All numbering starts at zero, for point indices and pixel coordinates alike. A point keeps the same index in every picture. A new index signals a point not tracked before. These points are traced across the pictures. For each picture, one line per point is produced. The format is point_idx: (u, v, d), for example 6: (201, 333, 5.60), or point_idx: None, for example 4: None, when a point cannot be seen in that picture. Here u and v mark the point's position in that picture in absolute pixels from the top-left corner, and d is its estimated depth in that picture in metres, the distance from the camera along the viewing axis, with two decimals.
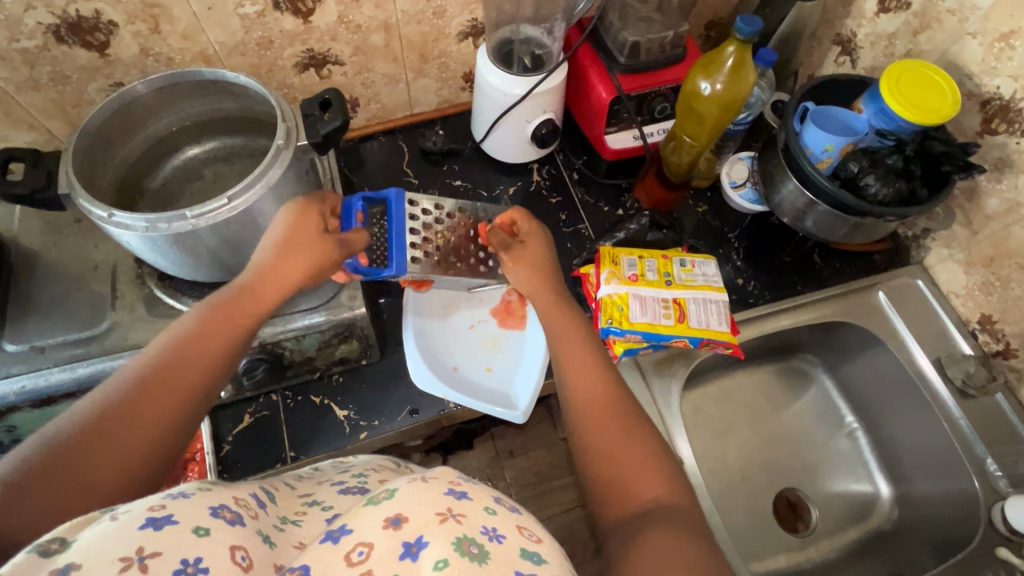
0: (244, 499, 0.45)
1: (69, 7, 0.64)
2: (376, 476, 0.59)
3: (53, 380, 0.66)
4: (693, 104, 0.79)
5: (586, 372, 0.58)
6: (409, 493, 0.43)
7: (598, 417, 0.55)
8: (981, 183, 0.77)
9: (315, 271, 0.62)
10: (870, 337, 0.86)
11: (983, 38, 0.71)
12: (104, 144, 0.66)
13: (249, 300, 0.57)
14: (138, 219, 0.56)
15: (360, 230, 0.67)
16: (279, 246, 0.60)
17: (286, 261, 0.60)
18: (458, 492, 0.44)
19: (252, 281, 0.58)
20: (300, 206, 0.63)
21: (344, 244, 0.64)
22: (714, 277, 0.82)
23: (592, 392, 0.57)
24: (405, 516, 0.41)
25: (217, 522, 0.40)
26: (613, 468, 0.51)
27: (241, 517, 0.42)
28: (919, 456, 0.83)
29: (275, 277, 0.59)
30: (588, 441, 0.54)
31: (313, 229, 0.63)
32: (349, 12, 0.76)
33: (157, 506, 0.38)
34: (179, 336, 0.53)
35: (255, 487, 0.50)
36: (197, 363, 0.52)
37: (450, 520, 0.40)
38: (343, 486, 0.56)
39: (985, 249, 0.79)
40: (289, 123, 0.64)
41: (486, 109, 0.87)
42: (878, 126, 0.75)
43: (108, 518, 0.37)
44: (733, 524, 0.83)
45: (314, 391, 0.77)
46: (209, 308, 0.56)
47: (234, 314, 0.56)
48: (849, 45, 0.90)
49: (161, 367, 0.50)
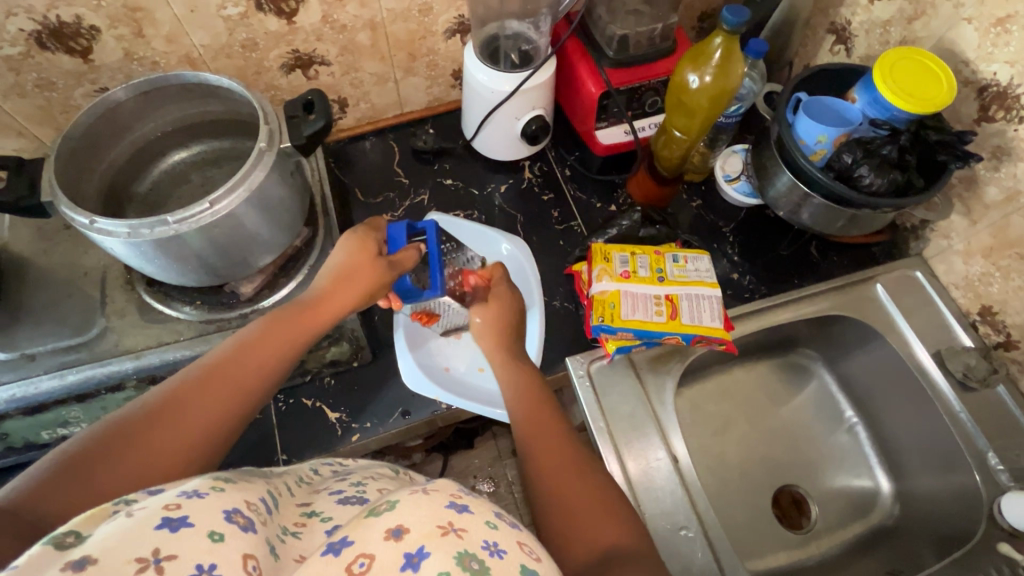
0: (255, 504, 0.45)
1: (49, 13, 0.64)
2: (374, 485, 0.59)
3: (42, 388, 0.66)
4: (683, 97, 0.77)
5: (541, 420, 0.60)
6: (409, 504, 0.43)
7: (556, 459, 0.56)
8: (979, 172, 0.75)
9: (365, 296, 0.62)
10: (869, 331, 0.84)
11: (979, 23, 0.70)
12: (90, 149, 0.66)
13: (305, 316, 0.58)
14: (120, 225, 0.56)
15: (409, 248, 0.65)
16: (339, 272, 0.62)
17: (346, 288, 0.61)
18: (459, 505, 0.43)
19: (309, 301, 0.59)
20: (359, 233, 0.65)
21: (394, 264, 0.63)
22: (707, 272, 0.81)
23: (545, 436, 0.58)
24: (406, 528, 0.40)
25: (231, 527, 0.39)
26: (567, 510, 0.51)
27: (253, 523, 0.41)
28: (920, 451, 0.81)
29: (330, 300, 0.60)
30: (546, 483, 0.54)
31: (369, 251, 0.63)
32: (333, 11, 0.76)
33: (172, 507, 0.38)
34: (235, 345, 0.54)
35: (262, 489, 0.50)
36: (251, 374, 0.52)
37: (451, 533, 0.40)
38: (342, 496, 0.55)
39: (985, 239, 0.78)
40: (272, 125, 0.63)
41: (474, 107, 0.86)
42: (872, 116, 0.74)
43: (123, 514, 0.37)
44: (732, 522, 0.82)
45: (306, 394, 0.77)
46: (268, 320, 0.57)
47: (289, 330, 0.56)
48: (844, 33, 0.88)
49: (216, 372, 0.51)
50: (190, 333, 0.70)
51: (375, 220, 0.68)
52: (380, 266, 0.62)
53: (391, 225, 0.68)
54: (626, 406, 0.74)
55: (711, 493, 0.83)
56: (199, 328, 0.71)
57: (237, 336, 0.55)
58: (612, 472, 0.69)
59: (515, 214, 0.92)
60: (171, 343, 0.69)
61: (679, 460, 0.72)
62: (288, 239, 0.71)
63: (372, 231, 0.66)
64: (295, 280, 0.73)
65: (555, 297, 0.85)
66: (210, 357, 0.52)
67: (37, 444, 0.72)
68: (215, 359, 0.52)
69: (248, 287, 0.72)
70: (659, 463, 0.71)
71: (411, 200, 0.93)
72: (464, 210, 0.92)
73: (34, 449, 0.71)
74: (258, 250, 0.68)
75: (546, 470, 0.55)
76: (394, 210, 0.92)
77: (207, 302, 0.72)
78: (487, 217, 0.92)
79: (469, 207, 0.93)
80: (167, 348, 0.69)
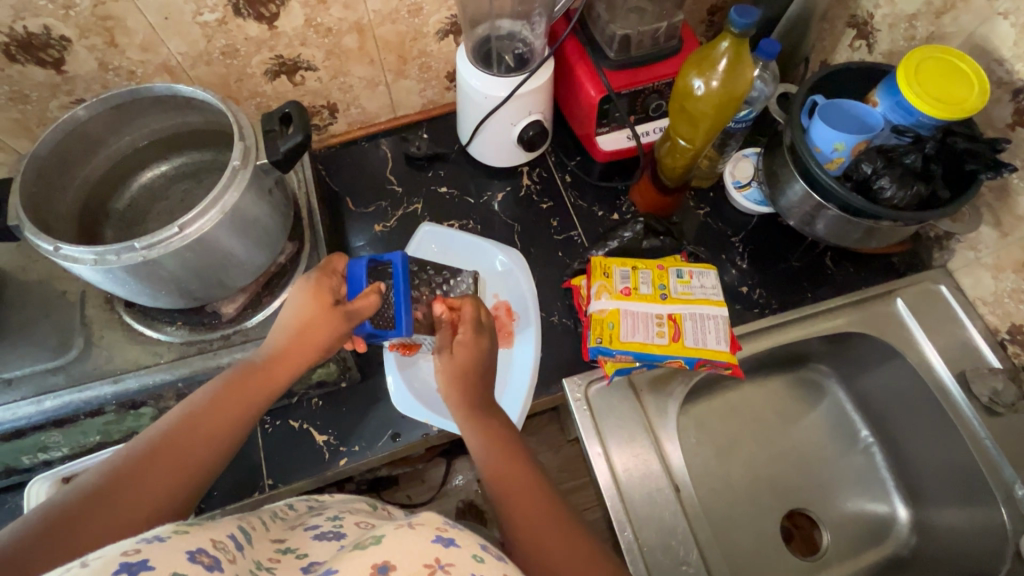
0: (222, 541, 0.41)
1: (16, 24, 0.61)
2: (352, 518, 0.54)
3: (19, 414, 0.64)
4: (686, 104, 0.73)
5: (507, 451, 0.56)
6: (397, 539, 0.40)
7: (536, 496, 0.53)
8: (1012, 182, 0.69)
9: (326, 348, 0.58)
10: (888, 349, 0.79)
11: (1016, 19, 0.63)
12: (60, 167, 0.63)
13: (258, 376, 0.55)
14: (85, 251, 0.53)
15: (369, 293, 0.60)
16: (294, 329, 0.58)
17: (301, 344, 0.57)
18: (445, 538, 0.41)
19: (262, 361, 0.56)
20: (314, 283, 0.60)
21: (352, 316, 0.59)
22: (714, 288, 0.77)
23: (505, 471, 0.54)
24: (393, 564, 0.38)
25: (195, 568, 0.36)
26: (541, 543, 0.49)
27: (220, 561, 0.38)
28: (941, 477, 0.76)
29: (286, 359, 0.57)
30: (531, 523, 0.51)
31: (324, 300, 0.59)
32: (317, 14, 0.72)
33: (131, 550, 0.35)
34: (184, 415, 0.50)
35: (233, 525, 0.46)
36: (201, 445, 0.49)
37: (438, 572, 0.37)
38: (318, 531, 0.51)
39: (1016, 253, 0.72)
40: (248, 140, 0.60)
41: (469, 112, 0.82)
42: (895, 121, 0.69)
43: (77, 565, 0.33)
44: (739, 552, 0.77)
45: (294, 415, 0.74)
46: (220, 385, 0.54)
47: (242, 394, 0.54)
48: (865, 28, 0.81)
49: (165, 444, 0.48)
50: (170, 355, 0.68)
51: (334, 260, 0.64)
52: (337, 317, 0.58)
53: (351, 263, 0.63)
54: (626, 429, 0.71)
55: (717, 520, 0.78)
56: (181, 351, 0.68)
57: (184, 405, 0.52)
58: (605, 496, 0.66)
59: (512, 223, 0.88)
60: (151, 367, 0.67)
61: (679, 487, 0.68)
62: (269, 257, 0.68)
63: (330, 275, 0.62)
64: (281, 299, 0.70)
65: (552, 313, 0.81)
66: (155, 432, 0.49)
67: (18, 469, 0.69)
68: (161, 433, 0.49)
69: (230, 307, 0.69)
70: (661, 493, 0.67)
71: (403, 209, 0.89)
72: (460, 219, 0.89)
73: (16, 473, 0.69)
74: (238, 271, 0.65)
75: (533, 505, 0.52)
76: (386, 219, 0.88)
77: (189, 322, 0.69)
78: (484, 226, 0.88)
79: (464, 216, 0.89)
80: (146, 371, 0.67)
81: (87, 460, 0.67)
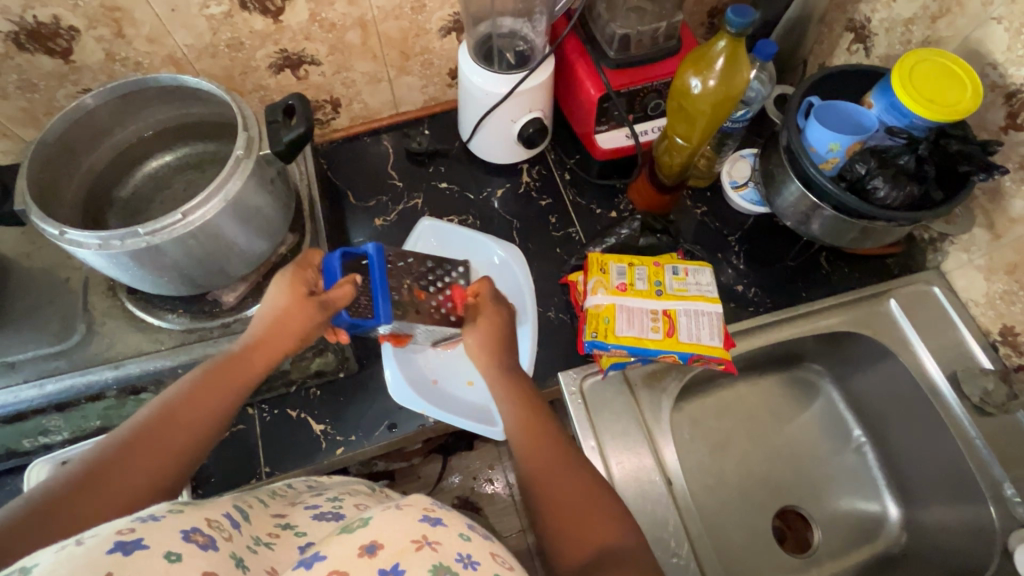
0: (217, 520, 0.41)
1: (25, 13, 0.62)
2: (351, 500, 0.55)
3: (20, 398, 0.65)
4: (684, 102, 0.74)
5: (531, 415, 0.58)
6: (384, 521, 0.40)
7: (550, 462, 0.54)
8: (1005, 185, 0.70)
9: (304, 337, 0.59)
10: (880, 349, 0.80)
11: (1009, 24, 0.64)
12: (67, 154, 0.65)
13: (237, 365, 0.56)
14: (91, 236, 0.54)
15: (344, 283, 0.61)
16: (271, 318, 0.58)
17: (280, 332, 0.58)
18: (432, 518, 0.41)
19: (241, 350, 0.57)
20: (291, 276, 0.61)
21: (326, 305, 0.59)
22: (709, 285, 0.78)
23: (536, 447, 0.55)
24: (381, 543, 0.38)
25: (189, 547, 0.36)
26: (559, 518, 0.50)
27: (214, 540, 0.39)
28: (932, 477, 0.77)
29: (265, 347, 0.57)
30: (539, 499, 0.52)
31: (300, 291, 0.60)
32: (321, 9, 0.73)
33: (125, 530, 0.35)
34: (165, 404, 0.51)
35: (230, 505, 0.47)
36: (182, 433, 0.50)
37: (426, 548, 0.38)
38: (318, 510, 0.52)
39: (1008, 255, 0.73)
40: (252, 131, 0.61)
41: (469, 108, 0.83)
42: (889, 123, 0.70)
43: (73, 543, 0.33)
44: (729, 549, 0.78)
45: (291, 404, 0.75)
46: (200, 373, 0.54)
47: (223, 381, 0.54)
48: (862, 31, 0.82)
49: (147, 432, 0.48)
50: (171, 342, 0.69)
51: (310, 254, 0.65)
52: (311, 305, 0.58)
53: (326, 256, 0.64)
54: (620, 422, 0.71)
55: (710, 516, 0.79)
56: (181, 338, 0.69)
57: (166, 394, 0.52)
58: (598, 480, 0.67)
59: (511, 220, 0.89)
60: (151, 353, 0.68)
61: (672, 481, 0.69)
62: (271, 247, 0.69)
63: (306, 269, 0.63)
64: None
65: (550, 308, 0.82)
66: (137, 420, 0.50)
67: (18, 452, 0.70)
68: (141, 422, 0.49)
69: (230, 296, 0.70)
70: (654, 486, 0.68)
71: (403, 204, 0.90)
72: (459, 214, 0.90)
73: (16, 456, 0.70)
74: (240, 260, 0.66)
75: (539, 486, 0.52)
76: (386, 214, 0.89)
77: (190, 310, 0.70)
78: (483, 221, 0.89)
79: (464, 211, 0.90)
80: (146, 358, 0.68)
81: (85, 444, 0.67)
